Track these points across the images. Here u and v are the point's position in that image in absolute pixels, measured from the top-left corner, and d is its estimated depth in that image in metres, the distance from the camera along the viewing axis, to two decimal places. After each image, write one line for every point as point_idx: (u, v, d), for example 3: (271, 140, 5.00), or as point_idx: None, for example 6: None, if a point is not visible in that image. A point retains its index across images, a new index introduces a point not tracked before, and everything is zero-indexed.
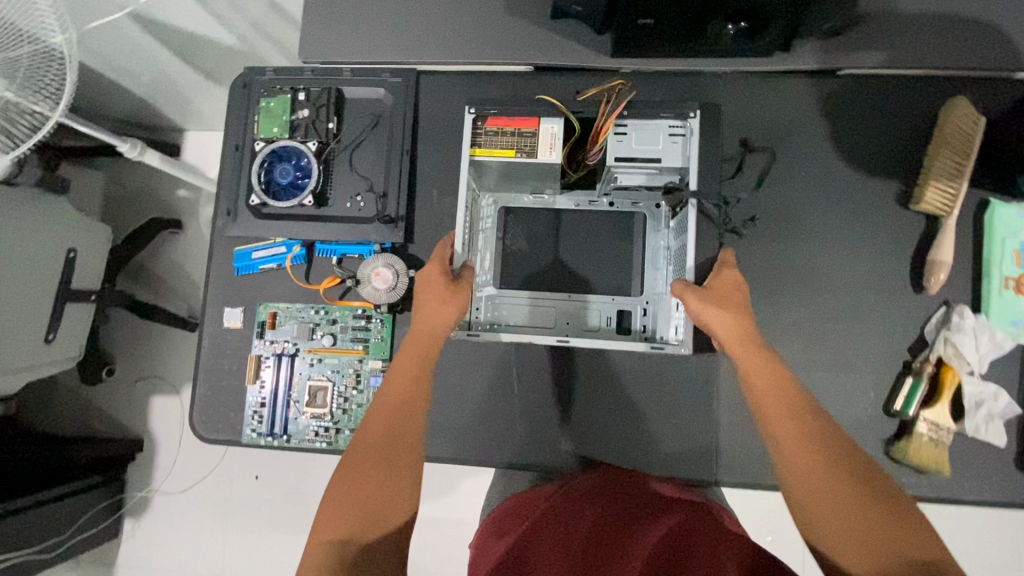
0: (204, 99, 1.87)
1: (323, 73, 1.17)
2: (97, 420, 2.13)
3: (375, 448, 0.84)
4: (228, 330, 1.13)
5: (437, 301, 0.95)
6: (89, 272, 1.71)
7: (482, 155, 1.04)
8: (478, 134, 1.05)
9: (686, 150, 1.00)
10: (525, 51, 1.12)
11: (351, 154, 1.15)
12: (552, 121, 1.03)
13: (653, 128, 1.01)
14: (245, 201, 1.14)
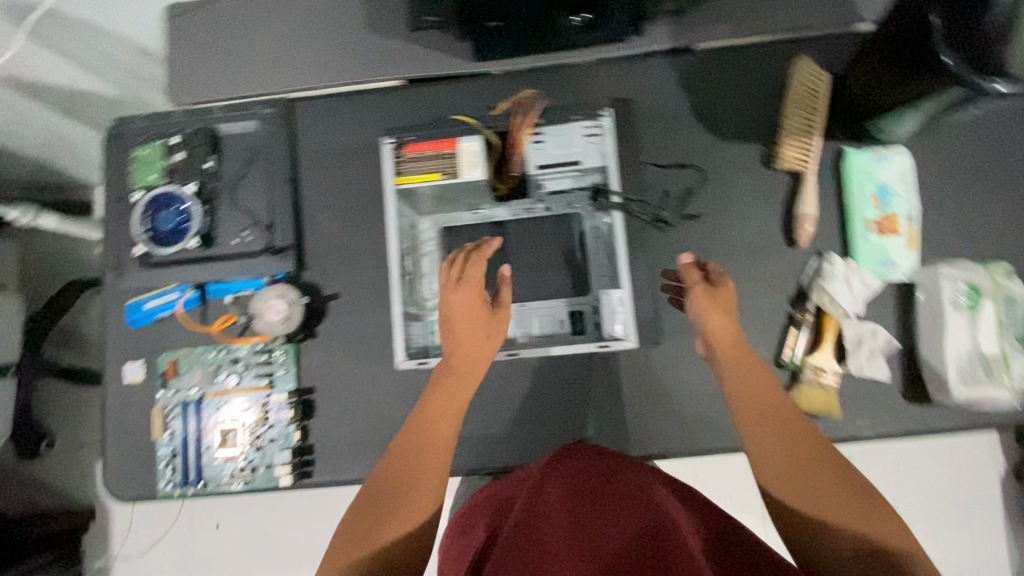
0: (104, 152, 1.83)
1: (194, 113, 1.16)
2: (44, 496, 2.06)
3: (404, 464, 0.85)
4: (130, 385, 1.11)
5: (479, 326, 0.97)
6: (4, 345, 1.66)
7: (407, 183, 1.06)
8: (398, 159, 1.05)
9: (603, 148, 1.07)
10: (393, 65, 1.14)
11: (233, 190, 1.14)
12: (470, 140, 1.09)
13: (568, 133, 1.08)
14: (131, 252, 1.12)
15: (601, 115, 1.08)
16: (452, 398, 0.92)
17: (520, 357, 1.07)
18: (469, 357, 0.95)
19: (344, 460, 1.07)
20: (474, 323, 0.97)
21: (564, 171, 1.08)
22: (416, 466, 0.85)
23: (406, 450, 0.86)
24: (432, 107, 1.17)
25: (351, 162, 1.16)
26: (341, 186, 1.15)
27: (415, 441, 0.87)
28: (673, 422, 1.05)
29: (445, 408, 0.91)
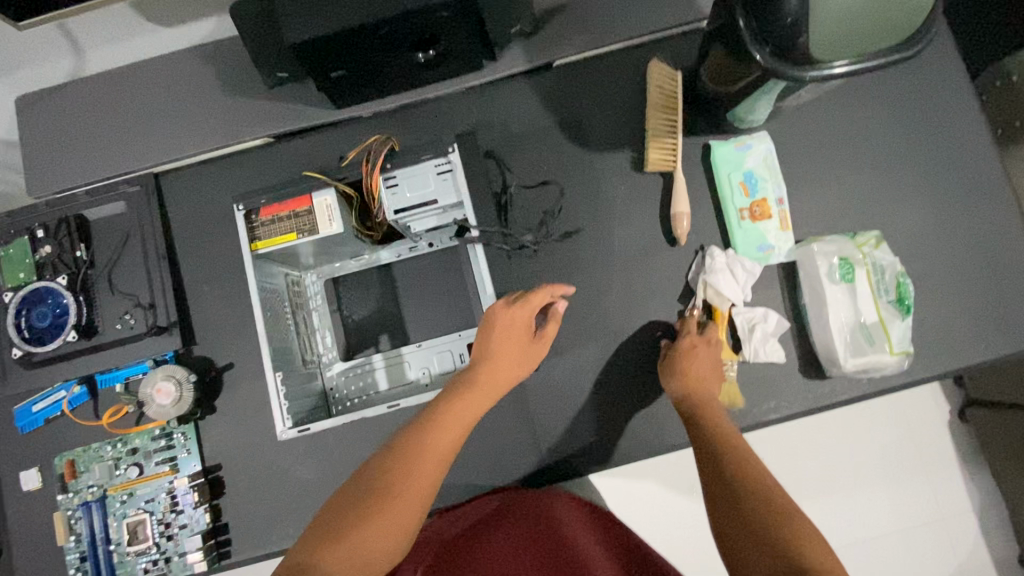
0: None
1: (58, 202, 1.12)
2: None
3: (423, 453, 0.80)
4: (29, 493, 1.06)
5: (518, 344, 0.94)
6: None
7: (265, 248, 0.96)
8: (254, 228, 0.97)
9: (456, 185, 0.95)
10: (257, 125, 1.13)
11: (111, 275, 1.11)
12: (323, 193, 0.97)
13: (419, 171, 0.95)
14: (10, 355, 1.08)
15: (449, 150, 0.96)
16: (481, 411, 0.88)
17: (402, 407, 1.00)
18: (502, 375, 0.91)
19: (262, 534, 1.04)
20: (522, 339, 0.95)
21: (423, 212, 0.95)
22: (439, 455, 0.81)
23: (440, 435, 0.82)
24: (302, 159, 1.15)
25: (228, 227, 1.13)
26: (222, 253, 1.12)
27: (442, 430, 0.83)
28: (587, 438, 1.04)
29: (472, 417, 0.87)
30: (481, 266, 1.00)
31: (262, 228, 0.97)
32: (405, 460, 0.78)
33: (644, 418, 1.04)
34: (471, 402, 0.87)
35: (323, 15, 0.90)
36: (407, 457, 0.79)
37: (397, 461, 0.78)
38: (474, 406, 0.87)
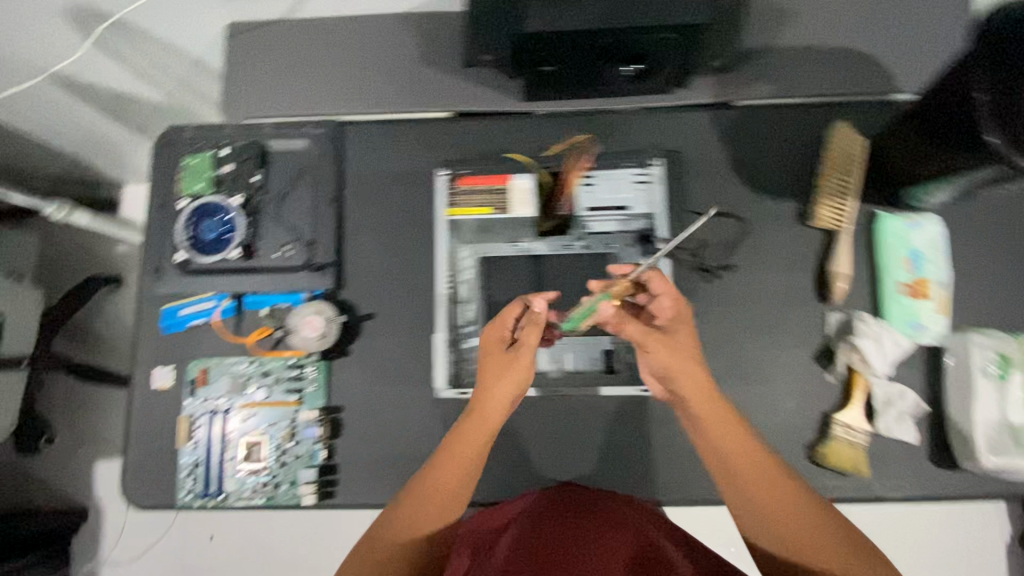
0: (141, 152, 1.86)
1: (247, 127, 1.19)
2: (38, 493, 2.03)
3: (419, 518, 0.82)
4: (157, 390, 1.11)
5: (504, 376, 0.89)
6: (22, 336, 1.66)
7: (460, 213, 1.14)
8: (452, 194, 1.15)
9: (653, 195, 1.13)
10: (444, 100, 1.19)
11: (278, 205, 1.16)
12: (523, 178, 1.15)
13: (618, 176, 1.14)
14: (172, 257, 1.14)
15: (652, 163, 1.13)
16: (473, 453, 0.86)
17: None
18: (484, 423, 0.87)
19: (367, 483, 1.06)
20: (508, 371, 0.89)
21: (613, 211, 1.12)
22: (434, 514, 0.83)
23: (427, 497, 0.83)
24: (476, 139, 1.19)
25: (397, 188, 1.19)
26: (385, 210, 1.18)
27: (436, 487, 0.84)
28: (698, 467, 1.05)
29: (469, 464, 0.86)
30: (664, 275, 1.10)
31: (460, 194, 1.15)
32: (399, 532, 0.81)
33: None
34: (455, 453, 0.85)
35: (563, 11, 0.95)
36: (401, 526, 0.82)
37: (393, 531, 0.81)
38: (456, 457, 0.85)
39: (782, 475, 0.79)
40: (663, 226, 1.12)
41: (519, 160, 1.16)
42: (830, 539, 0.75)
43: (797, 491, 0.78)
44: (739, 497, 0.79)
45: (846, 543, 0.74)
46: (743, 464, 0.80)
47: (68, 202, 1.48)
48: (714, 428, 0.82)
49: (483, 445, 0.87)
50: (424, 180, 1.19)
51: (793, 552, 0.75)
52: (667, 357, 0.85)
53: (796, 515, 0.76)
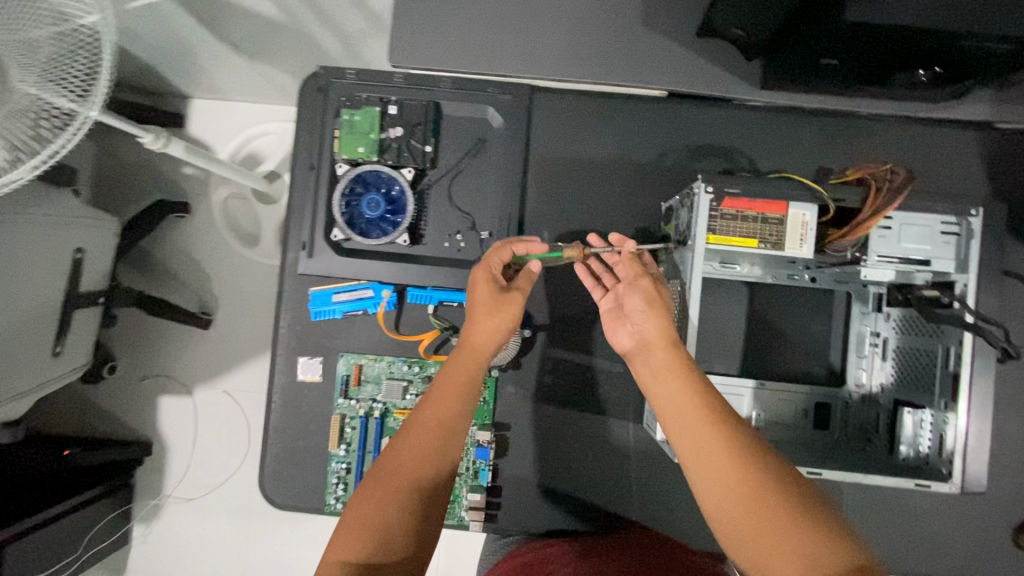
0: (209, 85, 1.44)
1: (416, 81, 0.98)
2: (96, 418, 1.66)
3: (389, 486, 0.70)
4: (303, 383, 0.99)
5: (484, 317, 0.85)
6: (97, 272, 1.38)
7: (719, 246, 0.78)
8: (712, 217, 0.77)
9: (958, 256, 0.76)
10: (663, 76, 0.94)
11: (450, 185, 0.99)
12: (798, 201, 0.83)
13: (924, 223, 0.76)
14: (323, 232, 0.97)
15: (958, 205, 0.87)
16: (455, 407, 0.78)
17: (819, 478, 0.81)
18: (468, 367, 0.82)
19: (532, 505, 1.00)
20: (488, 312, 0.85)
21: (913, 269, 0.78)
22: (406, 481, 0.70)
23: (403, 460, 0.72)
24: (689, 130, 1.00)
25: (589, 179, 1.00)
26: (572, 205, 1.00)
27: (400, 452, 0.73)
28: (890, 536, 0.97)
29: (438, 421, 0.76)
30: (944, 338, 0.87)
31: (680, 223, 0.87)
32: (373, 500, 0.69)
33: (959, 537, 0.97)
34: (427, 407, 0.77)
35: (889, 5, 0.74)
36: (377, 493, 0.69)
37: (366, 502, 0.68)
38: (436, 410, 0.77)
39: (735, 451, 0.65)
40: (971, 303, 0.76)
41: (803, 180, 0.78)
42: (806, 543, 0.58)
43: (738, 452, 0.65)
44: (693, 446, 0.67)
45: (847, 555, 0.57)
46: (695, 431, 0.68)
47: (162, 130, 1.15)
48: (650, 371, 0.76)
49: (465, 394, 0.79)
50: (624, 174, 1.00)
51: (758, 552, 0.60)
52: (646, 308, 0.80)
53: (773, 510, 0.61)
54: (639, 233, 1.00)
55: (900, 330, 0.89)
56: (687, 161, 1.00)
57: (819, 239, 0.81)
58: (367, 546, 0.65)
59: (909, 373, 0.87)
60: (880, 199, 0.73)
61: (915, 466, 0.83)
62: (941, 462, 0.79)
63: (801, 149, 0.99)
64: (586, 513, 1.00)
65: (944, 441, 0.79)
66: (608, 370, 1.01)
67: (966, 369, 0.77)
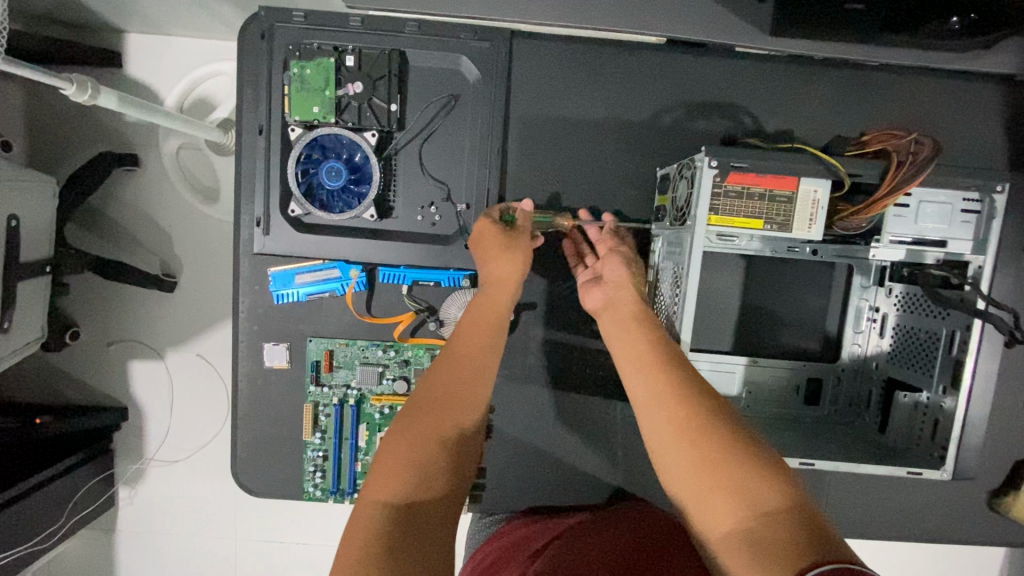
0: (136, 23, 1.19)
1: (377, 24, 0.84)
2: (66, 389, 1.40)
3: (423, 426, 0.67)
4: (271, 369, 0.92)
5: (497, 263, 0.82)
6: (40, 237, 1.16)
7: (719, 227, 0.72)
8: (715, 194, 0.71)
9: (975, 236, 0.73)
10: (665, 19, 0.81)
11: (420, 149, 0.88)
12: (815, 181, 0.71)
13: (944, 200, 0.72)
14: (279, 206, 0.86)
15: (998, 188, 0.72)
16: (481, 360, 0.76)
17: (814, 467, 0.79)
18: (480, 317, 0.79)
19: (516, 482, 0.99)
20: (500, 260, 0.82)
21: (925, 250, 0.74)
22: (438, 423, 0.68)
23: (429, 407, 0.69)
24: (690, 84, 0.89)
25: (577, 141, 0.90)
26: (556, 172, 0.91)
27: (433, 395, 0.71)
28: (871, 503, 0.98)
29: (465, 367, 0.74)
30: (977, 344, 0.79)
31: (678, 197, 0.79)
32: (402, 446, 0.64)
33: (934, 501, 0.99)
34: (454, 352, 0.75)
35: None
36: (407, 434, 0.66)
37: (398, 442, 0.65)
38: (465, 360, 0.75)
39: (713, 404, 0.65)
40: (985, 288, 0.73)
41: (815, 151, 0.71)
42: (750, 483, 0.57)
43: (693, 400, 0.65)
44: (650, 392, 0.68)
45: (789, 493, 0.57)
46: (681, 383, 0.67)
47: (86, 76, 0.91)
48: (615, 325, 0.78)
49: (490, 346, 0.77)
50: (616, 134, 0.90)
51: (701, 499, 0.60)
52: (620, 267, 0.83)
53: (725, 446, 0.61)
54: (630, 201, 0.92)
55: (901, 307, 0.85)
56: (685, 120, 0.90)
57: (828, 214, 0.76)
58: (405, 485, 0.61)
59: (905, 353, 0.84)
60: (896, 173, 0.69)
61: (904, 446, 0.83)
62: (934, 446, 0.79)
63: (810, 105, 0.89)
64: (571, 489, 0.99)
65: (940, 428, 0.78)
66: (594, 349, 0.96)
67: (971, 357, 0.74)
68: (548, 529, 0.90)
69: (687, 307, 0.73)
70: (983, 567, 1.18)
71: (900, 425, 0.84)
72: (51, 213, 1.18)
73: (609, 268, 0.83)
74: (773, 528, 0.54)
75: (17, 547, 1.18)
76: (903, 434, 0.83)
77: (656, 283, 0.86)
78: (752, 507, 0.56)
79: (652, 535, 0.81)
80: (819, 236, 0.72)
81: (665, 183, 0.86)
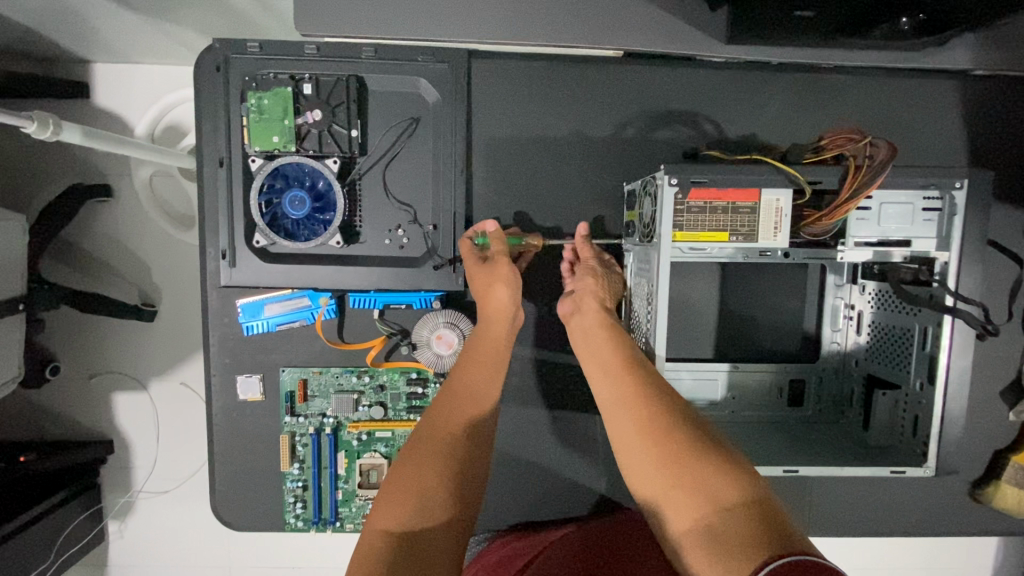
0: (97, 54, 1.18)
1: (334, 50, 0.84)
2: (47, 425, 1.38)
3: (424, 454, 0.67)
4: (245, 402, 0.91)
5: (487, 294, 0.82)
6: (12, 275, 1.13)
7: (686, 242, 0.72)
8: (678, 211, 0.71)
9: (938, 233, 0.73)
10: (621, 32, 0.81)
11: (384, 172, 0.87)
12: (777, 190, 0.71)
13: (905, 201, 0.73)
14: (244, 237, 0.85)
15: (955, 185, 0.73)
16: (485, 386, 0.77)
17: (798, 474, 0.78)
18: (486, 342, 0.80)
19: (500, 501, 0.98)
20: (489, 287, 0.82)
21: (891, 250, 0.74)
22: (440, 448, 0.68)
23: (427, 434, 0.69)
24: (651, 94, 0.89)
25: (541, 157, 0.90)
26: (522, 188, 0.91)
27: (435, 422, 0.71)
28: (856, 501, 0.99)
29: (466, 394, 0.75)
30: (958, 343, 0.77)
31: (645, 214, 0.79)
32: (406, 471, 0.65)
33: (917, 495, 0.99)
34: (455, 381, 0.76)
35: None
36: (408, 462, 0.66)
37: (402, 473, 0.64)
38: (465, 389, 0.75)
39: (685, 414, 0.66)
40: (952, 284, 0.73)
41: (774, 162, 0.72)
42: (714, 486, 0.58)
43: (666, 409, 0.66)
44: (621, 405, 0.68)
45: (752, 492, 0.57)
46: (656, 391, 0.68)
47: (49, 114, 0.89)
48: (583, 337, 0.78)
49: (489, 373, 0.78)
50: (580, 149, 0.90)
51: (671, 505, 0.60)
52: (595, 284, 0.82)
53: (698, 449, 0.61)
54: (598, 214, 0.92)
55: (876, 304, 0.86)
56: (648, 131, 0.90)
57: (793, 221, 0.77)
58: (408, 513, 0.60)
59: (882, 350, 0.84)
60: (856, 178, 0.70)
61: (887, 444, 0.83)
62: (916, 442, 0.79)
63: (771, 110, 0.90)
64: (557, 504, 0.98)
65: (920, 424, 0.78)
66: (570, 363, 0.96)
67: (943, 352, 0.75)
68: (539, 544, 0.89)
69: (659, 326, 0.73)
70: (972, 556, 1.19)
71: (883, 423, 0.83)
72: (24, 250, 1.16)
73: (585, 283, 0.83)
74: (735, 522, 0.54)
75: None
76: (885, 432, 0.83)
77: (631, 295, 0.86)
78: (715, 507, 0.56)
79: (638, 544, 0.80)
80: (784, 245, 0.73)
81: (631, 198, 0.86)
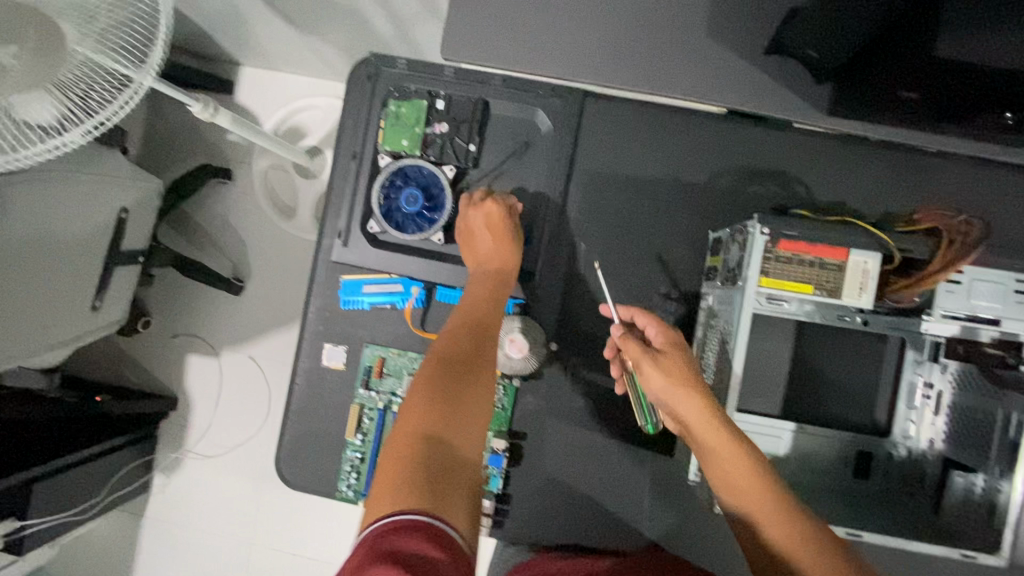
0: (256, 58, 1.38)
1: (467, 76, 0.96)
2: (130, 372, 1.52)
3: (439, 392, 0.69)
4: (326, 369, 1.00)
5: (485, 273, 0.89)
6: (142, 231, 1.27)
7: (769, 290, 0.75)
8: (764, 259, 0.75)
9: None
10: (728, 92, 0.87)
11: (490, 185, 0.98)
12: (867, 253, 0.74)
13: (996, 280, 0.74)
14: (361, 224, 0.97)
15: None
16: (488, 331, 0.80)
17: (862, 539, 0.78)
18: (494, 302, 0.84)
19: (540, 519, 0.98)
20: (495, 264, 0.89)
21: (979, 327, 0.75)
22: (458, 386, 0.71)
23: (450, 373, 0.72)
24: (743, 152, 0.96)
25: (633, 193, 0.97)
26: (611, 218, 0.97)
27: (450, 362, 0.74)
28: None
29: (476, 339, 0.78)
30: None
31: (730, 259, 0.84)
32: (421, 406, 0.67)
33: None
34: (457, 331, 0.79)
35: None
36: (428, 401, 0.68)
37: (416, 412, 0.67)
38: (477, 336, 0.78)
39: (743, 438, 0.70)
40: None
41: (866, 229, 0.77)
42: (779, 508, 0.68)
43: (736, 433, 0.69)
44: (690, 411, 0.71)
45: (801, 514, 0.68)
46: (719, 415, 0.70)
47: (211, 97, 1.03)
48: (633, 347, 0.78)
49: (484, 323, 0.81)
50: (672, 192, 0.96)
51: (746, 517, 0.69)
52: (664, 386, 0.73)
53: (754, 486, 0.69)
54: (679, 253, 0.97)
55: (957, 386, 0.82)
56: (740, 184, 0.95)
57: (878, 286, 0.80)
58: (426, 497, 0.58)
59: (961, 436, 0.81)
60: (951, 252, 0.75)
61: (959, 529, 0.82)
62: (990, 532, 0.77)
63: (862, 183, 0.94)
64: (596, 533, 0.97)
65: (996, 514, 0.76)
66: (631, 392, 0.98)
67: None
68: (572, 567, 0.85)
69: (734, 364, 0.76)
70: None
71: (957, 509, 0.82)
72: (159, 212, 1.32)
73: (650, 381, 0.75)
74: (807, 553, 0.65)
75: (57, 514, 1.17)
76: (958, 518, 0.82)
77: (707, 337, 0.88)
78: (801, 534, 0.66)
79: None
80: (869, 304, 0.74)
81: (716, 246, 0.91)
